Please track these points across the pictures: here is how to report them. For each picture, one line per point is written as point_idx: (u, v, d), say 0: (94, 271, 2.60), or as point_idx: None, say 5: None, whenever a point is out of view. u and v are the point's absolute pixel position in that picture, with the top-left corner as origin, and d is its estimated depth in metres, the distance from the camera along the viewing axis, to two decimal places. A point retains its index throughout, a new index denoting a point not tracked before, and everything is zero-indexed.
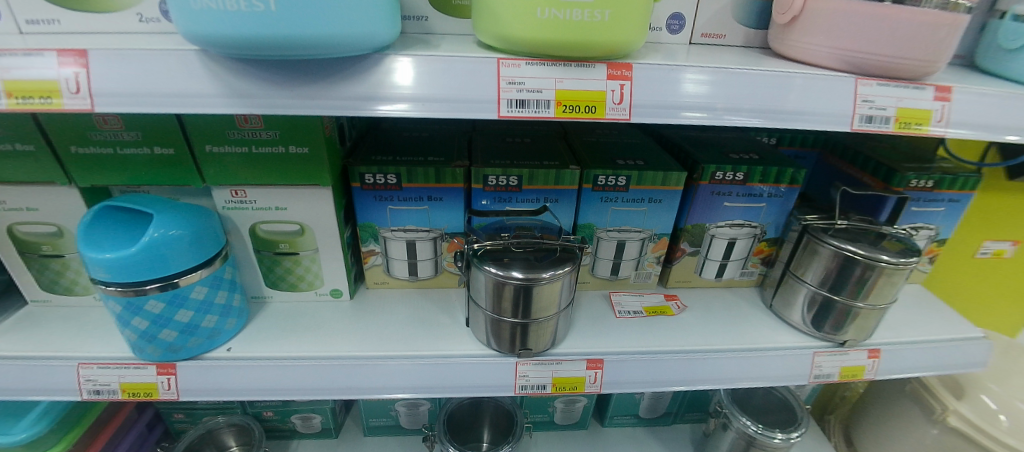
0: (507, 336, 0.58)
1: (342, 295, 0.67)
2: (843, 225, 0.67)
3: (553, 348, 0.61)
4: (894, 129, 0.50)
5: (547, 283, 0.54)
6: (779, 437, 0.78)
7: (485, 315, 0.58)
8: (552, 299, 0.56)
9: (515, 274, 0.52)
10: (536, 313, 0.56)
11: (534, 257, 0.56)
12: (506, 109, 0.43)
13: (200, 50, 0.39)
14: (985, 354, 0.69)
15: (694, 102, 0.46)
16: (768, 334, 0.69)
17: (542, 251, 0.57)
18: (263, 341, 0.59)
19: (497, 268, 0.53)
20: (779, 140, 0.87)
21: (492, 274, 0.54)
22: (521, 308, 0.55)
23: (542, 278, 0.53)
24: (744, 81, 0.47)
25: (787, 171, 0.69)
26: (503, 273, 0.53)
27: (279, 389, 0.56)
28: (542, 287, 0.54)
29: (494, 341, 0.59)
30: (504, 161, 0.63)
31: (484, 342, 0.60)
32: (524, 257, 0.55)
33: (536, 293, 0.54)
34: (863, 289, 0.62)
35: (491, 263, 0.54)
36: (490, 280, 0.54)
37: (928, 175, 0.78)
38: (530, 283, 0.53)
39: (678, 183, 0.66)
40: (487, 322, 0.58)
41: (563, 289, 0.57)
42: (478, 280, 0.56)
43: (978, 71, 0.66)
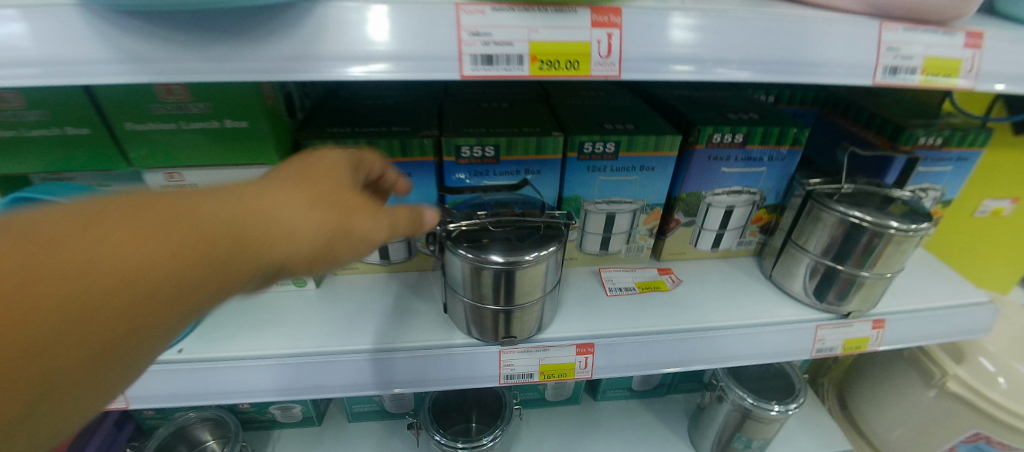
0: (489, 324, 0.53)
1: (307, 284, 0.62)
2: (849, 189, 0.61)
3: (539, 332, 0.57)
4: (921, 81, 0.44)
5: (531, 266, 0.48)
6: (776, 409, 0.76)
7: (463, 303, 0.53)
8: (537, 283, 0.51)
9: (493, 258, 0.47)
10: (519, 298, 0.51)
11: (514, 237, 0.50)
12: (470, 68, 0.36)
13: (80, 4, 0.31)
14: (988, 319, 0.67)
15: (697, 55, 0.39)
16: (768, 308, 0.65)
17: (524, 229, 0.51)
18: (221, 340, 0.54)
19: (473, 251, 0.48)
20: (777, 98, 0.80)
21: (468, 259, 0.48)
22: (502, 294, 0.50)
23: (525, 261, 0.47)
24: (754, 28, 0.40)
25: (789, 131, 0.63)
26: (480, 258, 0.47)
27: (244, 391, 0.51)
28: (524, 270, 0.48)
29: (475, 329, 0.54)
30: (478, 129, 0.57)
31: (464, 331, 0.56)
32: (504, 238, 0.50)
33: (518, 277, 0.49)
34: (869, 258, 0.58)
35: (466, 246, 0.48)
36: (467, 266, 0.49)
37: (937, 132, 0.72)
38: (511, 267, 0.48)
39: (671, 148, 0.60)
40: (466, 310, 0.53)
41: (548, 271, 0.51)
42: (453, 266, 0.51)
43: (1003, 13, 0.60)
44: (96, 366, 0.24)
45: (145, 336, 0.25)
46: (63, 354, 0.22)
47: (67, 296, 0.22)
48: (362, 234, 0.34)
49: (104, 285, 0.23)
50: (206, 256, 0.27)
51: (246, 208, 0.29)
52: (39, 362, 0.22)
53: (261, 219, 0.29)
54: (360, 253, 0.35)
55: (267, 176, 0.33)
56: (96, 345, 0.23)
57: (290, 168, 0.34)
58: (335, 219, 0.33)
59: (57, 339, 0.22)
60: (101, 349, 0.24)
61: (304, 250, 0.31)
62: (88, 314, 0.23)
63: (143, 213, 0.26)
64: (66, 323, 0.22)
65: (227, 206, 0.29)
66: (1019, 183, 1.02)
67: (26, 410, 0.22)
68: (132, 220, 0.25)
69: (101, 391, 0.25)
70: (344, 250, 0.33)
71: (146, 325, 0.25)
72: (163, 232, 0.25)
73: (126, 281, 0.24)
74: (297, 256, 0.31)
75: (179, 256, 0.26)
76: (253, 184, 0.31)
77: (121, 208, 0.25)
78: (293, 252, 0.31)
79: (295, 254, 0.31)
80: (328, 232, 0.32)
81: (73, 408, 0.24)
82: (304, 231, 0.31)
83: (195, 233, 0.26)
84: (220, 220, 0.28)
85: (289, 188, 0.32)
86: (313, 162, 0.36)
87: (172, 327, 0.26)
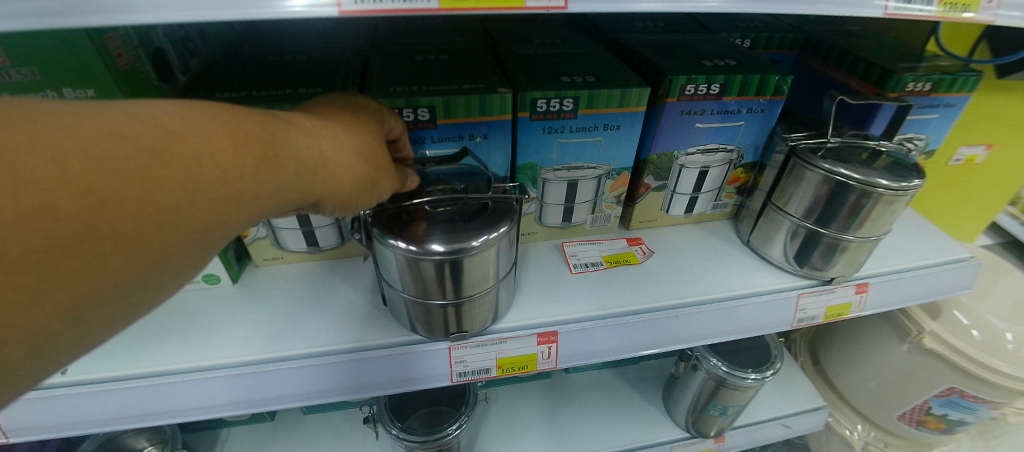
0: (436, 320, 0.46)
1: (222, 280, 0.53)
2: (834, 143, 0.55)
3: (494, 321, 0.50)
4: (938, 12, 0.36)
5: (479, 253, 0.41)
6: (752, 377, 0.73)
7: (404, 298, 0.45)
8: (488, 270, 0.43)
9: (431, 248, 0.39)
10: (469, 289, 0.44)
11: (457, 218, 0.42)
12: (354, 0, 0.27)
13: None
14: (970, 277, 0.64)
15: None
16: (747, 277, 0.59)
17: (469, 208, 0.43)
18: (116, 354, 0.45)
19: (407, 241, 0.39)
20: (754, 42, 0.72)
21: (402, 251, 0.40)
22: (448, 286, 0.42)
23: (471, 248, 0.40)
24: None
25: (770, 79, 0.55)
26: (416, 248, 0.39)
27: (151, 413, 0.44)
28: (471, 258, 0.41)
29: (421, 326, 0.47)
30: (407, 88, 0.47)
31: (410, 328, 0.48)
32: (445, 221, 0.41)
33: (465, 267, 0.41)
34: (856, 220, 0.52)
35: (400, 234, 0.40)
36: (401, 258, 0.41)
37: (927, 76, 0.66)
38: (455, 257, 0.40)
39: (638, 103, 0.52)
40: (407, 304, 0.46)
41: (501, 255, 0.44)
42: (386, 258, 0.42)
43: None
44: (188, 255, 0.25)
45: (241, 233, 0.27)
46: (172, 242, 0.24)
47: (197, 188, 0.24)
48: (382, 189, 0.36)
49: (216, 186, 0.25)
50: (287, 180, 0.28)
51: (316, 143, 0.30)
52: (165, 239, 0.23)
53: (324, 159, 0.31)
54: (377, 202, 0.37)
55: (326, 113, 0.33)
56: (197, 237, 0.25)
57: (342, 109, 0.35)
58: (375, 171, 0.34)
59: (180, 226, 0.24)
60: (202, 238, 0.25)
61: (347, 191, 0.33)
62: (200, 207, 0.24)
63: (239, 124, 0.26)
64: (186, 212, 0.24)
65: (303, 135, 0.30)
66: (996, 129, 0.98)
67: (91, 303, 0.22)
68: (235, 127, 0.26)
69: (142, 302, 0.25)
70: (367, 200, 0.35)
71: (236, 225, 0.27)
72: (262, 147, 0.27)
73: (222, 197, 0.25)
74: (342, 196, 0.33)
75: (272, 174, 0.27)
76: (319, 118, 0.32)
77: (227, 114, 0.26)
78: (342, 193, 0.33)
79: (340, 194, 0.33)
80: (367, 181, 0.34)
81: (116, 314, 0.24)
82: (350, 175, 0.32)
83: (284, 154, 0.28)
84: (301, 149, 0.29)
85: (346, 131, 0.33)
86: (362, 110, 0.36)
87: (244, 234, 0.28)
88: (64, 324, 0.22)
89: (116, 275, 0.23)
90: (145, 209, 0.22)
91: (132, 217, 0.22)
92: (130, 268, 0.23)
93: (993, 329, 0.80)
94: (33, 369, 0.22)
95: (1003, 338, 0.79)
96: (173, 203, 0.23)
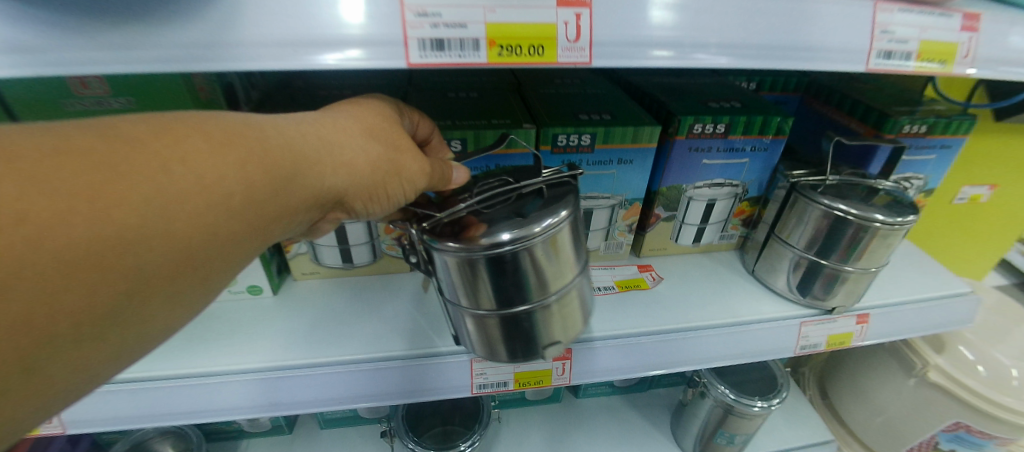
0: (511, 326, 0.43)
1: (263, 292, 0.57)
2: (833, 180, 0.59)
3: (575, 324, 0.46)
4: (915, 67, 0.41)
5: (547, 237, 0.38)
6: (759, 405, 0.75)
7: (470, 314, 0.43)
8: (558, 263, 0.40)
9: (498, 239, 0.36)
10: (542, 282, 0.40)
11: (518, 207, 0.39)
12: (418, 54, 0.31)
13: None
14: (967, 311, 0.67)
15: (689, 41, 0.36)
16: (752, 305, 0.63)
17: (527, 198, 0.41)
18: (167, 356, 0.49)
19: (466, 239, 0.37)
20: (759, 85, 0.77)
21: (465, 252, 0.37)
22: (519, 286, 0.40)
23: (537, 233, 0.37)
24: (753, 12, 0.37)
25: (773, 120, 0.60)
26: (482, 243, 0.36)
27: (188, 412, 0.47)
28: (540, 244, 0.38)
29: (496, 342, 0.44)
30: (443, 121, 0.53)
31: (482, 347, 0.46)
32: (506, 211, 0.39)
33: (535, 255, 0.38)
34: (855, 252, 0.56)
35: (456, 235, 0.37)
36: (466, 261, 0.38)
37: (922, 120, 0.70)
38: (524, 244, 0.37)
39: (650, 140, 0.57)
40: (474, 315, 0.43)
41: (567, 244, 0.41)
42: (446, 269, 0.40)
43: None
44: (217, 252, 0.27)
45: (233, 234, 0.28)
46: (193, 240, 0.26)
47: (200, 187, 0.25)
48: (409, 175, 0.37)
49: (221, 184, 0.26)
50: (294, 174, 0.30)
51: (322, 135, 0.32)
52: (145, 248, 0.24)
53: (332, 149, 0.32)
54: (407, 192, 0.38)
55: (329, 111, 0.35)
56: (218, 235, 0.27)
57: (354, 105, 0.37)
58: (391, 155, 0.35)
59: (195, 227, 0.25)
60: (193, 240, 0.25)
61: (364, 177, 0.34)
62: (211, 206, 0.26)
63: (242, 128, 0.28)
64: (200, 211, 0.25)
65: (291, 131, 0.31)
66: (997, 170, 1.02)
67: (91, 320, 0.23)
68: (235, 128, 0.28)
69: (150, 314, 0.26)
70: (394, 186, 0.36)
71: (255, 221, 0.29)
72: (263, 144, 0.29)
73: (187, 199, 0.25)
74: (361, 182, 0.34)
75: (276, 168, 0.29)
76: (328, 115, 0.34)
77: (233, 118, 0.29)
78: (361, 179, 0.34)
79: (359, 181, 0.34)
80: (385, 165, 0.35)
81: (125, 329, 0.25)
82: (364, 161, 0.34)
83: (286, 148, 0.30)
84: (304, 142, 0.31)
85: (354, 123, 0.34)
86: (372, 105, 0.38)
87: (270, 231, 0.30)
88: (81, 333, 0.23)
89: (152, 275, 0.25)
90: (157, 216, 0.24)
91: (141, 220, 0.23)
92: (117, 282, 0.23)
93: (998, 365, 0.82)
94: (69, 378, 0.24)
95: (1008, 375, 0.80)
96: (181, 205, 0.24)
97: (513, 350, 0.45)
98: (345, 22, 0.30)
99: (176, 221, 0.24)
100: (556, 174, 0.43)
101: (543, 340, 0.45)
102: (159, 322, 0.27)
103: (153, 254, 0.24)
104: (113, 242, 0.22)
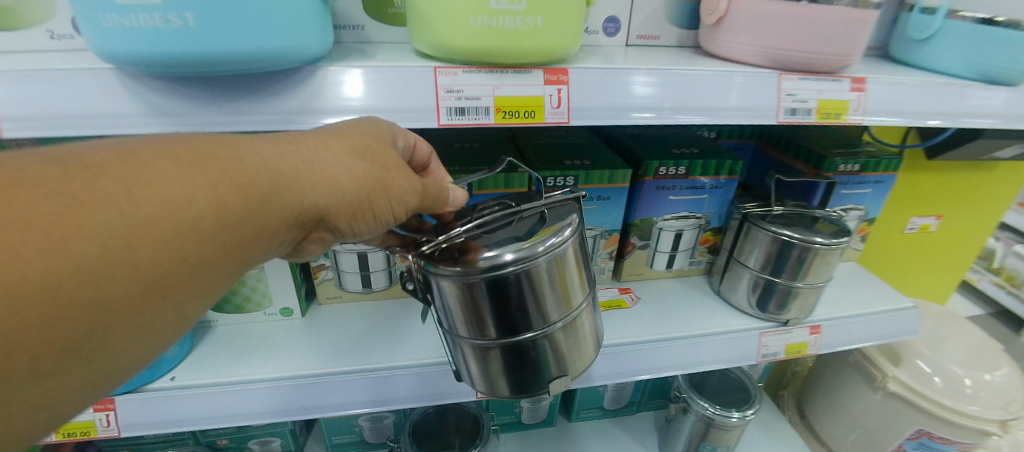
0: (516, 356, 0.42)
1: (294, 314, 0.65)
2: (780, 211, 0.71)
3: (581, 356, 0.46)
4: (818, 119, 0.53)
5: (549, 257, 0.39)
6: (735, 416, 0.84)
7: (471, 344, 0.43)
8: (564, 289, 0.41)
9: (501, 259, 0.37)
10: (546, 306, 0.41)
11: (521, 230, 0.41)
12: (446, 118, 0.42)
13: (119, 68, 0.36)
14: (905, 323, 0.77)
15: (643, 104, 0.47)
16: (719, 319, 0.72)
17: (527, 221, 0.42)
18: (212, 367, 0.56)
19: (465, 262, 0.38)
20: (718, 134, 0.89)
21: (465, 275, 0.38)
22: (524, 311, 0.40)
23: (540, 252, 0.38)
24: (688, 82, 0.49)
25: (725, 163, 0.72)
26: (484, 264, 0.37)
27: (223, 416, 0.54)
28: (543, 264, 0.38)
29: (498, 375, 0.44)
30: (452, 167, 0.64)
31: (485, 381, 0.46)
32: (509, 234, 0.40)
33: (538, 276, 0.39)
34: (801, 269, 0.67)
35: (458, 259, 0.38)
36: (467, 285, 0.39)
37: (855, 160, 0.82)
38: (527, 264, 0.38)
39: (624, 180, 0.68)
40: (474, 345, 0.43)
41: (572, 270, 0.42)
42: (447, 295, 0.40)
43: (906, 61, 0.72)
44: (191, 275, 0.29)
45: (208, 256, 0.30)
46: (163, 265, 0.27)
47: (169, 212, 0.27)
48: (395, 192, 0.38)
49: (189, 208, 0.28)
50: (268, 195, 0.32)
51: (302, 155, 0.34)
52: (120, 272, 0.26)
53: (313, 168, 0.34)
54: (395, 209, 0.39)
55: (314, 131, 0.37)
56: (189, 259, 0.29)
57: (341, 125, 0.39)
58: (375, 173, 0.37)
59: (163, 253, 0.27)
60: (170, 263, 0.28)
61: (348, 195, 0.36)
62: (179, 230, 0.28)
63: (216, 152, 0.31)
64: (168, 236, 0.27)
65: (265, 154, 0.32)
66: (940, 203, 1.16)
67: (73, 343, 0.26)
68: (208, 153, 0.30)
69: (136, 332, 0.28)
70: (381, 204, 0.38)
71: (228, 242, 0.30)
72: (236, 167, 0.31)
73: (157, 226, 0.27)
74: (344, 199, 0.36)
75: (250, 190, 0.31)
76: (315, 134, 0.36)
77: (209, 142, 0.31)
78: (343, 198, 0.35)
79: (342, 198, 0.35)
80: (370, 182, 0.36)
81: (113, 346, 0.28)
82: (347, 178, 0.35)
83: (261, 170, 0.32)
84: (284, 163, 0.33)
85: (338, 142, 0.36)
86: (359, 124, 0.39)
87: (247, 252, 0.32)
88: (71, 350, 0.26)
89: (134, 296, 0.27)
90: (121, 244, 0.25)
91: (103, 248, 0.25)
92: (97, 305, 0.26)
93: (953, 374, 0.90)
94: (74, 387, 0.27)
95: (962, 382, 0.89)
96: (146, 231, 0.26)
97: (517, 383, 0.44)
98: (347, 97, 0.40)
99: (142, 247, 0.26)
100: (556, 201, 0.45)
101: (549, 371, 0.44)
102: (138, 346, 0.29)
103: (122, 278, 0.26)
104: (82, 270, 0.24)
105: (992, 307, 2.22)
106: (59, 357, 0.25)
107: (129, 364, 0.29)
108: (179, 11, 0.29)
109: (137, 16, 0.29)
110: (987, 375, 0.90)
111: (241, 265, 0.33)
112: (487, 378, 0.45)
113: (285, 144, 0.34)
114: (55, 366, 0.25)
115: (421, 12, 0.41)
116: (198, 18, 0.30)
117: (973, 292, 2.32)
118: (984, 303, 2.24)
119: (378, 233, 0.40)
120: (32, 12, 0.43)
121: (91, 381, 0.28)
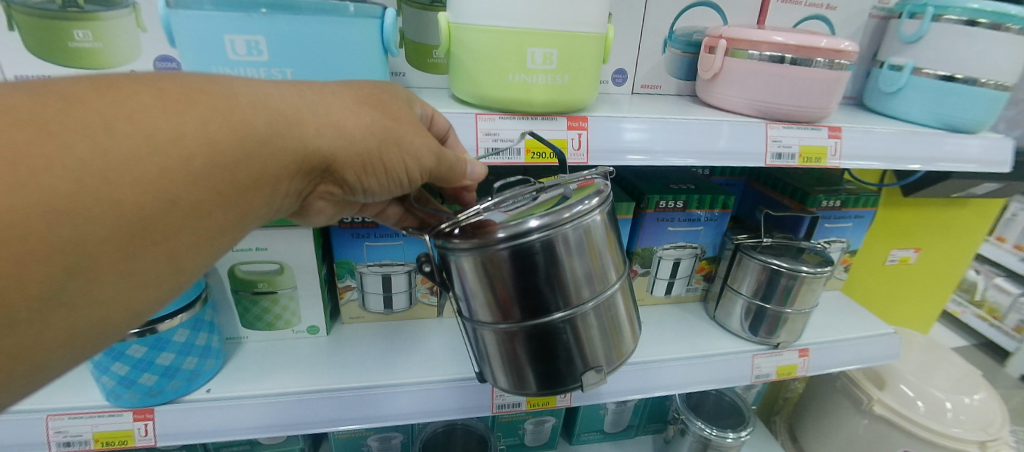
0: (543, 334, 0.46)
1: (319, 331, 0.69)
2: (768, 242, 0.77)
3: (610, 337, 0.50)
4: (800, 162, 0.61)
5: (573, 226, 0.43)
6: (730, 437, 0.89)
7: (494, 329, 0.47)
8: (592, 263, 0.46)
9: (527, 227, 0.41)
10: (572, 281, 0.45)
11: (544, 204, 0.45)
12: (483, 157, 0.49)
13: None
14: (886, 349, 0.83)
15: (651, 147, 0.54)
16: (714, 342, 0.78)
17: (550, 196, 0.47)
18: (243, 380, 0.60)
19: (484, 235, 0.42)
20: (711, 171, 0.97)
21: (486, 245, 0.42)
22: (552, 282, 0.44)
23: (564, 220, 0.42)
24: (687, 129, 0.56)
25: (719, 198, 0.80)
26: (509, 232, 0.41)
27: (247, 428, 0.57)
28: (566, 232, 0.42)
29: (525, 358, 0.48)
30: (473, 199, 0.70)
31: (511, 368, 0.50)
32: (531, 208, 0.44)
33: (562, 243, 0.43)
34: (788, 296, 0.73)
35: (483, 232, 0.42)
36: (490, 255, 0.42)
37: (836, 197, 0.90)
38: (552, 231, 0.42)
39: (627, 212, 0.75)
40: (497, 330, 0.47)
41: (600, 246, 0.46)
42: (469, 272, 0.44)
43: (878, 112, 0.80)
44: (183, 221, 0.30)
45: (212, 196, 0.31)
46: (152, 207, 0.28)
47: (174, 152, 0.28)
48: (407, 147, 0.40)
49: (176, 147, 0.28)
50: (274, 137, 0.33)
51: (306, 98, 0.35)
52: (133, 212, 0.27)
53: (318, 112, 0.35)
54: (408, 165, 0.41)
55: (323, 84, 0.38)
56: (179, 203, 0.29)
57: (348, 79, 0.41)
58: (385, 123, 0.39)
59: (148, 194, 0.27)
60: (175, 201, 0.29)
61: (356, 143, 0.37)
62: (166, 170, 0.28)
63: (207, 89, 0.31)
64: (152, 175, 0.27)
65: (274, 98, 0.33)
66: (918, 237, 1.24)
67: (81, 275, 0.27)
68: (195, 90, 0.30)
69: (138, 269, 0.29)
70: (392, 158, 0.40)
71: (226, 186, 0.31)
72: (229, 105, 0.31)
73: (167, 167, 0.28)
74: (354, 148, 0.37)
75: (254, 130, 0.32)
76: (321, 84, 0.38)
77: (215, 89, 0.31)
78: (351, 145, 0.37)
79: (350, 146, 0.37)
80: (381, 133, 0.38)
81: (115, 283, 0.29)
82: (354, 124, 0.37)
83: (257, 108, 0.32)
84: (287, 104, 0.34)
85: (344, 92, 0.38)
86: (376, 84, 0.42)
87: (251, 196, 0.34)
88: (77, 282, 0.27)
89: (142, 234, 0.28)
90: (99, 181, 0.26)
91: (79, 185, 0.25)
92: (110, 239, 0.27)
93: (934, 398, 0.95)
94: (76, 324, 0.28)
95: (943, 405, 0.94)
96: (127, 169, 0.26)
97: (545, 364, 0.48)
98: None
99: (126, 188, 0.26)
100: (576, 184, 0.50)
101: (578, 350, 0.48)
102: (130, 293, 0.30)
103: (134, 212, 0.27)
104: (54, 207, 0.24)
105: (975, 338, 2.30)
106: (34, 301, 0.25)
107: (119, 312, 0.30)
108: (280, 67, 0.40)
109: (249, 71, 0.39)
110: (966, 399, 0.95)
111: (242, 213, 0.34)
112: (515, 360, 0.49)
113: (296, 93, 0.35)
114: (36, 311, 0.26)
115: (464, 67, 0.48)
116: (294, 73, 0.40)
117: (955, 323, 2.40)
118: (967, 334, 2.32)
119: (388, 189, 0.43)
120: (122, 52, 0.52)
121: (90, 328, 0.29)
